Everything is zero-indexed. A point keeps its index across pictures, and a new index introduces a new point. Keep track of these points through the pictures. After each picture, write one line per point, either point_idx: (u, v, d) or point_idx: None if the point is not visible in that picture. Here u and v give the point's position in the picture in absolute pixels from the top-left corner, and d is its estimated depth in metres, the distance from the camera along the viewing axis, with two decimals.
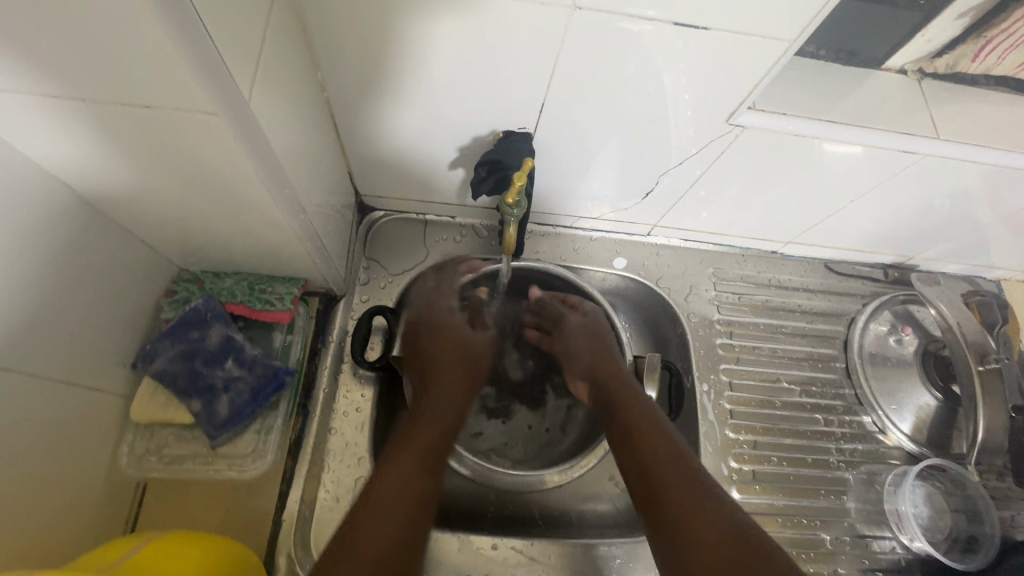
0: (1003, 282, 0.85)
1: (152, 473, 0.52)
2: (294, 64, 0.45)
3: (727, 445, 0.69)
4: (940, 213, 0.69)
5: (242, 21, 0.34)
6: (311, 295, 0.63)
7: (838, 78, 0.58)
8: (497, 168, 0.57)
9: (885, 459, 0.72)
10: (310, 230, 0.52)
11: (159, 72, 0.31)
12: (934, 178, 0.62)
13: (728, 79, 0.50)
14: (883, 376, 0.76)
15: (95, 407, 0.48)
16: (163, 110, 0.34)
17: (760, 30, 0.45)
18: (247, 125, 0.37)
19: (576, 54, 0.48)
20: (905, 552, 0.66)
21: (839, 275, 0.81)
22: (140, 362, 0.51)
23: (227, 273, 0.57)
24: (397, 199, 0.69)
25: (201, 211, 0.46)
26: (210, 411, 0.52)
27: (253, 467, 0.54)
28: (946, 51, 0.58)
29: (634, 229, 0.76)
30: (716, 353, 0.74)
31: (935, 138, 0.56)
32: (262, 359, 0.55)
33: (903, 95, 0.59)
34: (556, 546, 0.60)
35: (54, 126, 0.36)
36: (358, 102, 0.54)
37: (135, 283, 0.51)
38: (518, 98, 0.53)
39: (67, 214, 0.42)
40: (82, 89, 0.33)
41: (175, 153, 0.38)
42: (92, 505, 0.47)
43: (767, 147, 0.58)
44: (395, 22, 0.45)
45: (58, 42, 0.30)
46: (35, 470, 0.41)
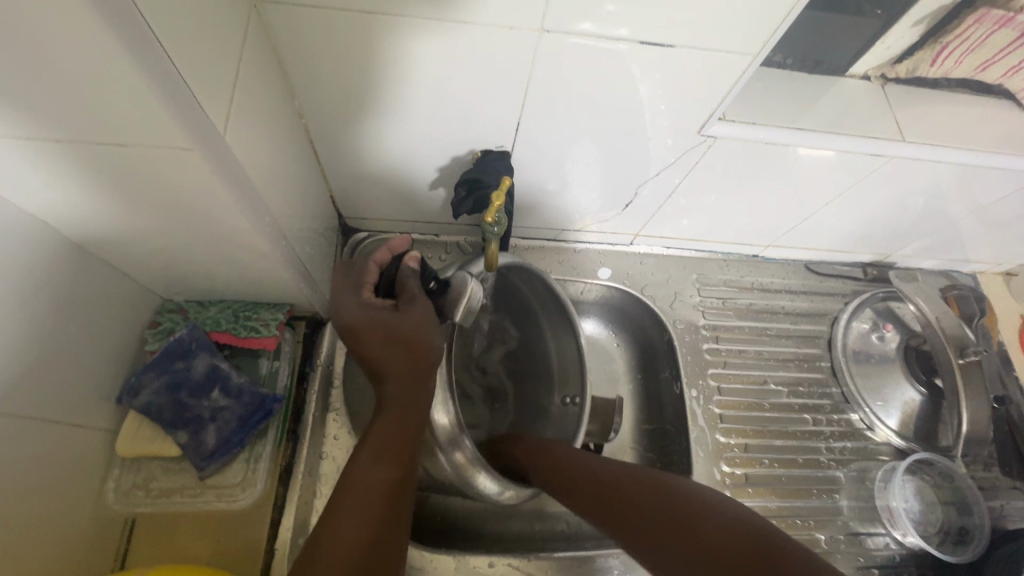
0: (979, 276, 0.87)
1: (140, 508, 0.51)
2: (271, 95, 0.46)
3: (718, 449, 0.70)
4: (913, 211, 0.71)
5: (215, 59, 0.35)
6: (298, 319, 0.63)
7: (804, 86, 0.60)
8: (476, 187, 0.58)
9: (875, 455, 0.73)
10: (292, 257, 0.53)
11: (133, 110, 0.31)
12: (904, 178, 0.63)
13: (697, 91, 0.51)
14: (867, 373, 0.77)
15: (80, 444, 0.47)
16: (139, 147, 0.34)
17: (724, 45, 0.46)
18: (223, 159, 0.37)
19: (547, 75, 0.49)
20: (899, 547, 0.67)
21: (820, 276, 0.83)
22: (125, 397, 0.51)
23: (211, 301, 0.57)
24: (379, 219, 0.70)
25: (182, 241, 0.46)
26: (198, 442, 0.52)
27: (242, 497, 0.53)
28: (905, 56, 0.60)
29: (616, 239, 0.77)
30: (703, 358, 0.75)
31: (901, 141, 0.58)
32: (249, 387, 0.55)
33: (868, 100, 0.60)
34: (554, 560, 0.60)
35: (28, 166, 0.36)
36: (336, 128, 0.55)
37: (118, 317, 0.51)
38: (494, 119, 0.54)
39: (46, 252, 0.42)
40: (58, 131, 0.33)
41: (153, 188, 0.39)
42: (80, 544, 0.47)
43: (740, 155, 0.60)
44: (370, 50, 0.46)
45: (29, 86, 0.30)
46: (19, 514, 0.41)
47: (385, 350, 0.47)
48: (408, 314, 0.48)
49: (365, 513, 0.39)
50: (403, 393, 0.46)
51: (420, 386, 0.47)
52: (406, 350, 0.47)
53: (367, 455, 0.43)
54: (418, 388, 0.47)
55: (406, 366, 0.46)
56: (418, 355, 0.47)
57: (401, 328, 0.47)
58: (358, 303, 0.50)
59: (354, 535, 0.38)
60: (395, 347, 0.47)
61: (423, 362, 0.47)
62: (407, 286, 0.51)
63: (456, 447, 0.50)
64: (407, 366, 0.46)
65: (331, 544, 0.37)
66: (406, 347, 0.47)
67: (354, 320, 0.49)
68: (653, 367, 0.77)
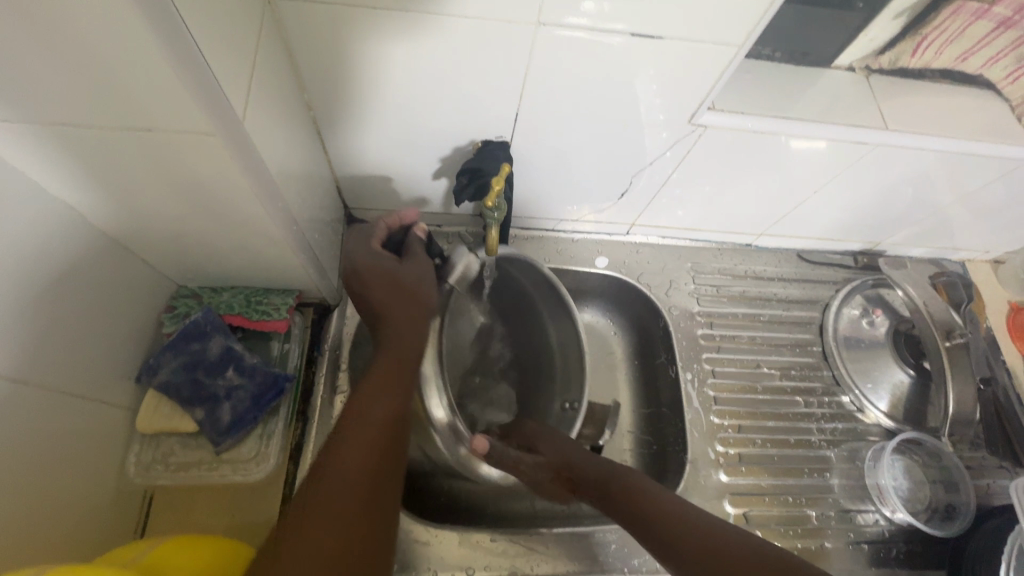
0: (967, 263, 0.89)
1: (159, 481, 0.54)
2: (283, 87, 0.48)
3: (713, 430, 0.72)
4: (900, 199, 0.73)
5: (233, 50, 0.37)
6: (306, 305, 0.65)
7: (792, 78, 0.62)
8: (477, 175, 0.60)
9: (865, 436, 0.75)
10: (302, 242, 0.55)
11: (158, 94, 0.34)
12: (890, 166, 0.65)
13: (688, 82, 0.54)
14: (858, 357, 0.79)
15: (103, 419, 0.50)
16: (163, 132, 0.37)
17: (711, 36, 0.49)
18: (241, 144, 0.40)
19: (544, 68, 0.52)
20: (888, 523, 0.69)
21: (812, 263, 0.85)
22: (144, 375, 0.53)
23: (224, 287, 0.59)
24: (384, 210, 0.72)
25: (199, 226, 0.48)
26: (213, 419, 0.54)
27: (255, 471, 0.56)
28: (888, 48, 0.63)
29: (613, 229, 0.80)
30: (698, 344, 0.77)
31: (884, 129, 0.60)
32: (261, 367, 0.57)
33: (854, 90, 0.63)
34: (554, 535, 0.63)
35: (59, 150, 0.39)
36: (344, 121, 0.57)
37: (137, 300, 0.53)
38: (494, 111, 0.57)
39: (72, 235, 0.45)
40: (90, 117, 0.36)
41: (174, 173, 0.41)
42: (103, 513, 0.49)
43: (730, 144, 0.62)
44: (376, 45, 0.49)
45: (65, 74, 0.33)
46: (46, 480, 0.43)
47: (389, 300, 0.54)
48: (410, 269, 0.57)
49: (366, 440, 0.43)
50: (398, 339, 0.52)
51: (416, 332, 0.53)
52: (404, 303, 0.54)
53: (364, 391, 0.47)
54: (413, 333, 0.53)
55: (406, 315, 0.53)
56: (417, 305, 0.54)
57: (407, 283, 0.55)
58: (375, 249, 0.57)
59: (358, 461, 0.42)
60: (400, 297, 0.54)
61: (417, 313, 0.54)
62: (413, 248, 0.59)
63: (457, 440, 0.58)
64: (408, 314, 0.53)
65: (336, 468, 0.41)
66: (408, 298, 0.54)
67: (365, 266, 0.56)
68: (650, 352, 0.80)
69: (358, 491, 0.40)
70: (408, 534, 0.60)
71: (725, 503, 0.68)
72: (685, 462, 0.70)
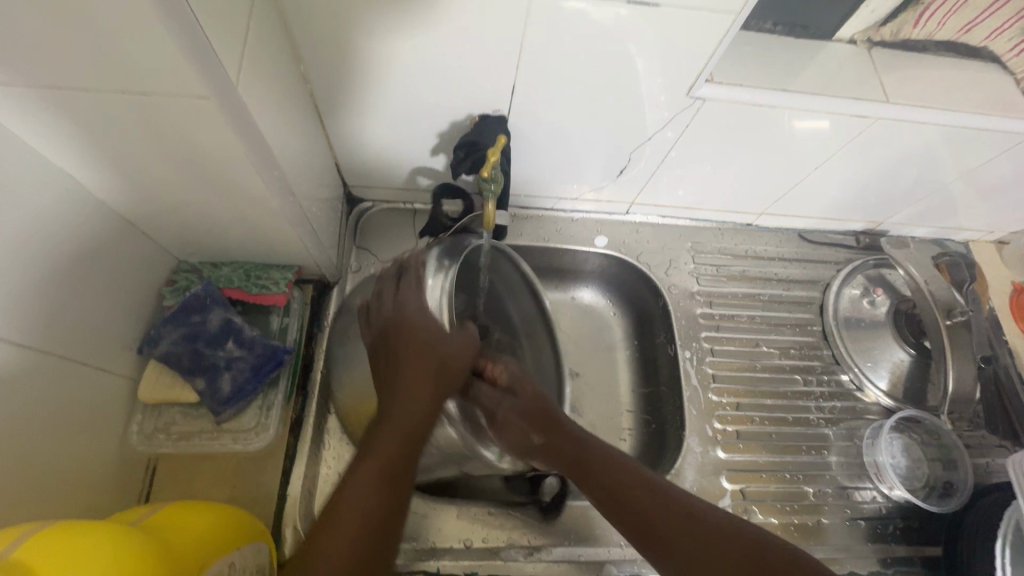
0: (971, 244, 0.88)
1: (162, 450, 0.55)
2: (279, 57, 0.48)
3: (710, 408, 0.72)
4: (903, 176, 0.72)
5: (227, 15, 0.38)
6: (306, 282, 0.66)
7: (793, 50, 0.62)
8: (474, 150, 0.61)
9: (864, 415, 0.75)
10: (301, 216, 0.55)
11: (153, 58, 0.34)
12: (892, 141, 0.65)
13: (687, 53, 0.53)
14: (858, 337, 0.79)
15: (106, 388, 0.51)
16: (159, 96, 0.37)
17: (710, 5, 0.48)
18: (237, 110, 0.40)
19: (540, 39, 0.51)
20: (885, 500, 0.69)
21: (813, 243, 0.85)
22: (145, 347, 0.54)
23: (224, 262, 0.60)
24: (383, 188, 0.72)
25: (197, 197, 0.49)
26: (213, 389, 0.55)
27: (256, 440, 0.56)
28: (890, 19, 0.62)
29: (612, 208, 0.80)
30: (697, 323, 0.77)
31: (886, 103, 0.60)
32: (261, 339, 0.58)
33: (856, 63, 0.62)
34: (551, 509, 0.63)
35: (57, 117, 0.39)
36: (341, 94, 0.57)
37: (138, 272, 0.54)
38: (491, 84, 0.57)
39: (72, 204, 0.45)
40: (87, 81, 0.36)
41: (172, 141, 0.41)
42: (108, 480, 0.50)
43: (729, 119, 0.62)
44: (370, 15, 0.48)
45: (60, 36, 0.33)
46: (50, 446, 0.44)
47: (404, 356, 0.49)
48: (414, 299, 0.52)
49: (373, 485, 0.42)
50: (402, 415, 0.47)
51: (426, 400, 0.48)
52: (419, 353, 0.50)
53: (362, 468, 0.43)
54: (425, 394, 0.48)
55: (420, 387, 0.48)
56: (434, 365, 0.49)
57: (425, 340, 0.50)
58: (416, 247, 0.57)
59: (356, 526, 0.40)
60: (420, 356, 0.50)
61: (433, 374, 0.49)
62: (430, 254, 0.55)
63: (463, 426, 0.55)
64: (421, 386, 0.49)
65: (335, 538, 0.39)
66: (428, 361, 0.50)
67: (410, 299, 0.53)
68: (649, 331, 0.80)
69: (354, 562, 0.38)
70: (408, 507, 0.61)
71: (721, 479, 0.68)
72: (682, 439, 0.70)
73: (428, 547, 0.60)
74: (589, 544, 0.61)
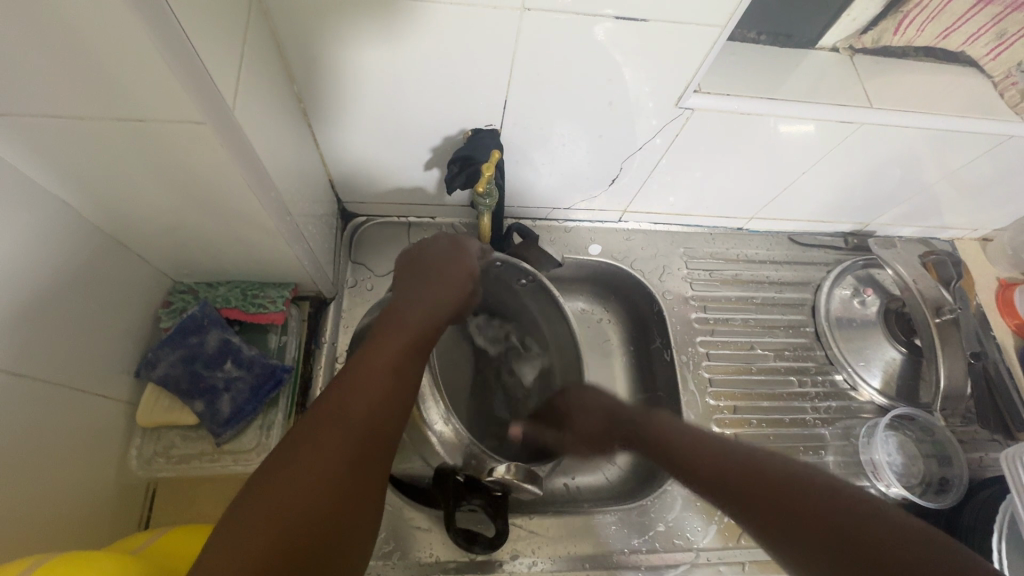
0: (956, 242, 0.90)
1: (161, 474, 0.54)
2: (271, 78, 0.48)
3: (708, 412, 0.73)
4: (889, 178, 0.74)
5: (220, 41, 0.38)
6: (302, 298, 0.66)
7: (778, 59, 0.63)
8: (468, 164, 0.60)
9: (859, 413, 0.76)
10: (296, 234, 0.55)
11: (148, 85, 0.34)
12: (875, 145, 0.66)
13: (674, 66, 0.54)
14: (850, 337, 0.80)
15: (102, 414, 0.50)
16: (155, 122, 0.37)
17: (696, 19, 0.49)
18: (232, 132, 0.40)
19: (530, 53, 0.52)
20: (883, 498, 0.70)
21: (803, 246, 0.86)
22: (143, 370, 0.54)
23: (219, 281, 0.60)
24: (377, 203, 0.73)
25: (193, 219, 0.49)
26: (213, 410, 0.55)
27: (256, 461, 0.56)
28: (870, 27, 0.63)
29: (605, 216, 0.80)
30: (692, 327, 0.78)
31: (869, 108, 0.61)
32: (259, 359, 0.58)
33: (839, 71, 0.64)
34: (553, 518, 0.64)
35: (49, 144, 0.39)
36: (334, 113, 0.58)
37: (133, 296, 0.54)
38: (483, 100, 0.57)
39: (65, 231, 0.45)
40: (79, 109, 0.36)
41: (166, 164, 0.41)
42: (107, 507, 0.50)
43: (718, 127, 0.63)
44: (362, 34, 0.49)
45: (52, 66, 0.33)
46: (46, 475, 0.43)
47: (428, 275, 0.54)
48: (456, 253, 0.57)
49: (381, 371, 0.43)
50: (420, 313, 0.50)
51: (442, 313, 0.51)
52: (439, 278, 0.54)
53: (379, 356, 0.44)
54: (439, 310, 0.51)
55: (439, 299, 0.52)
56: (464, 282, 0.55)
57: (448, 270, 0.55)
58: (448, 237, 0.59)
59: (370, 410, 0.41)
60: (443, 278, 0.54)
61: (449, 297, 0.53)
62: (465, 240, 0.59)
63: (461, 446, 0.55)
64: (449, 292, 0.53)
65: (350, 411, 0.40)
66: (461, 275, 0.55)
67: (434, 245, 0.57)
68: (645, 337, 0.80)
69: (369, 411, 0.40)
70: (410, 521, 0.61)
71: None
72: None
73: (431, 561, 0.59)
74: (592, 553, 0.62)
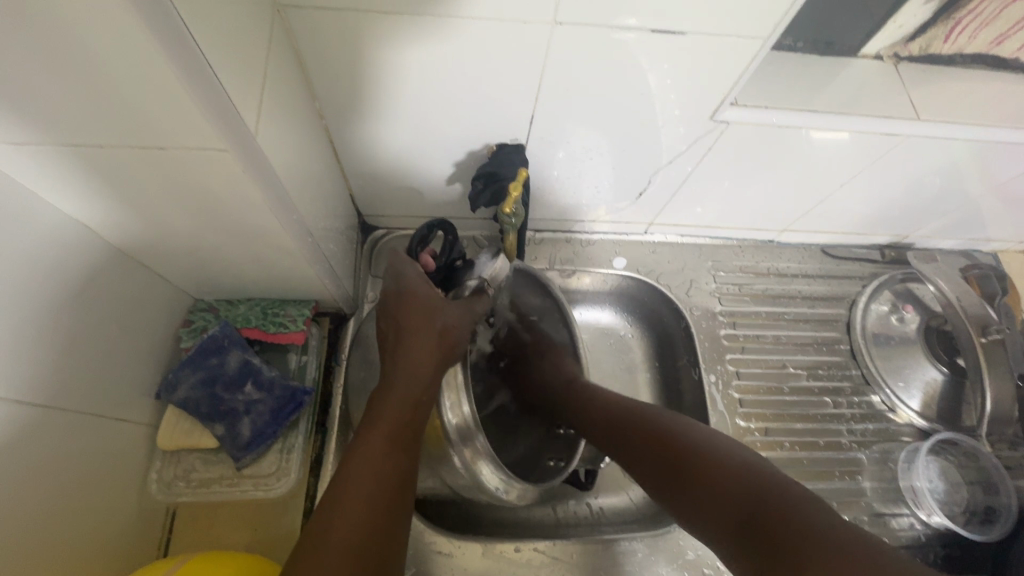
0: (1000, 255, 0.86)
1: (181, 499, 0.53)
2: (294, 97, 0.47)
3: (738, 433, 0.70)
4: (932, 191, 0.70)
5: (243, 67, 0.37)
6: (322, 315, 0.65)
7: (818, 68, 0.60)
8: (493, 180, 0.59)
9: (897, 437, 0.72)
10: (316, 252, 0.54)
11: (172, 115, 0.33)
12: (920, 157, 0.63)
13: (712, 77, 0.51)
14: (887, 355, 0.76)
15: (125, 437, 0.50)
16: (176, 149, 0.36)
17: (737, 30, 0.46)
18: (253, 157, 0.39)
19: (558, 67, 0.50)
20: (924, 527, 0.67)
21: (836, 259, 0.82)
22: (163, 392, 0.52)
23: (240, 299, 0.59)
24: (397, 216, 0.71)
25: (213, 241, 0.48)
26: (234, 434, 0.54)
27: (277, 485, 0.55)
28: (917, 35, 0.60)
29: (630, 228, 0.78)
30: (720, 344, 0.76)
31: (915, 120, 0.58)
32: (280, 380, 0.57)
33: (883, 80, 0.60)
34: (578, 544, 0.62)
35: (70, 170, 0.38)
36: (356, 127, 0.56)
37: (155, 317, 0.53)
38: (509, 114, 0.55)
39: (88, 253, 0.44)
40: (101, 138, 0.35)
41: (187, 189, 0.40)
42: (128, 532, 0.49)
43: (753, 140, 0.60)
44: (385, 51, 0.47)
45: (74, 97, 0.32)
46: (70, 503, 0.43)
47: (400, 322, 0.45)
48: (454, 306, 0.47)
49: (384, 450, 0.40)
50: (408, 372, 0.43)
51: (431, 365, 0.44)
52: (417, 321, 0.45)
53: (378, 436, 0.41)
54: (426, 367, 0.43)
55: (419, 352, 0.44)
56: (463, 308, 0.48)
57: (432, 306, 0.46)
58: (421, 273, 0.48)
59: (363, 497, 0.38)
60: (420, 323, 0.45)
61: (436, 343, 0.44)
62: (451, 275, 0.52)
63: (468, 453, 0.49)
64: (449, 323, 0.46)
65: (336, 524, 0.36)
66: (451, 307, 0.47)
67: (408, 293, 0.46)
68: (670, 354, 0.78)
69: (381, 488, 0.39)
70: (431, 545, 0.60)
71: None
72: None
73: None
74: None
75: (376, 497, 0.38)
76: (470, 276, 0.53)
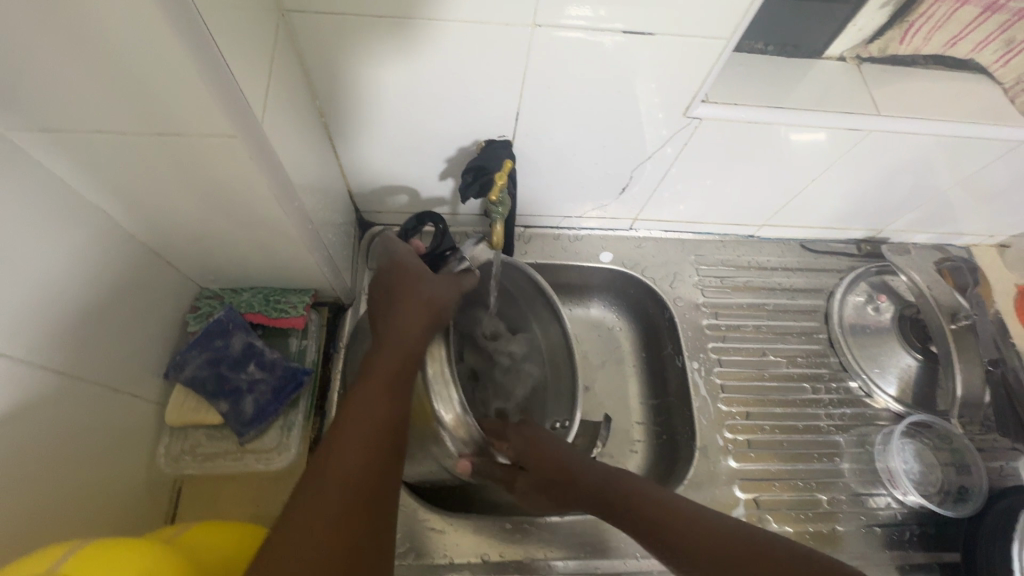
0: (972, 249, 0.90)
1: (186, 471, 0.56)
2: (296, 94, 0.51)
3: (721, 417, 0.73)
4: (901, 184, 0.74)
5: (252, 63, 0.41)
6: (321, 304, 0.68)
7: (784, 69, 0.64)
8: (481, 173, 0.62)
9: (875, 421, 0.75)
10: (317, 241, 0.58)
11: (186, 102, 0.37)
12: (884, 151, 0.67)
13: (683, 76, 0.55)
14: (864, 344, 0.80)
15: (135, 412, 0.53)
16: (190, 136, 0.40)
17: (702, 31, 0.51)
18: (259, 144, 0.43)
19: (539, 67, 0.54)
20: (900, 506, 0.69)
21: (815, 253, 0.86)
22: (171, 372, 0.56)
23: (244, 287, 0.62)
24: (394, 212, 0.75)
25: (220, 227, 0.51)
26: (237, 411, 0.57)
27: (277, 460, 0.58)
28: (876, 37, 0.64)
29: (616, 224, 0.82)
30: (703, 333, 0.79)
31: (876, 116, 0.62)
32: (281, 361, 0.60)
33: (847, 79, 0.65)
34: (566, 522, 0.64)
35: (93, 158, 0.42)
36: (354, 125, 0.60)
37: (164, 302, 0.56)
38: (496, 112, 0.59)
39: (104, 237, 0.48)
40: (122, 126, 0.39)
41: (197, 174, 0.44)
42: (137, 503, 0.52)
43: (727, 136, 0.64)
44: (380, 52, 0.51)
45: (100, 87, 0.36)
46: (83, 469, 0.46)
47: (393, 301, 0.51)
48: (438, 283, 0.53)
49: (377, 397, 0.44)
50: (396, 338, 0.48)
51: (419, 329, 0.49)
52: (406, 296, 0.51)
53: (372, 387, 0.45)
54: (415, 330, 0.49)
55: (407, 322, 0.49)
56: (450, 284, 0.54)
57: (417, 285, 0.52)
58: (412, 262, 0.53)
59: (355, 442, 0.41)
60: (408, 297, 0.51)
61: (424, 310, 0.50)
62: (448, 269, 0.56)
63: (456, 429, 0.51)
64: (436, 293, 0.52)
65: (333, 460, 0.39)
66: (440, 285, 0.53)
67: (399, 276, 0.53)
68: (656, 344, 0.81)
69: (376, 429, 0.42)
70: (424, 522, 0.62)
71: (733, 488, 0.69)
72: (693, 448, 0.71)
73: (444, 562, 0.61)
74: (603, 556, 0.63)
75: (372, 439, 0.42)
76: (457, 261, 0.57)
